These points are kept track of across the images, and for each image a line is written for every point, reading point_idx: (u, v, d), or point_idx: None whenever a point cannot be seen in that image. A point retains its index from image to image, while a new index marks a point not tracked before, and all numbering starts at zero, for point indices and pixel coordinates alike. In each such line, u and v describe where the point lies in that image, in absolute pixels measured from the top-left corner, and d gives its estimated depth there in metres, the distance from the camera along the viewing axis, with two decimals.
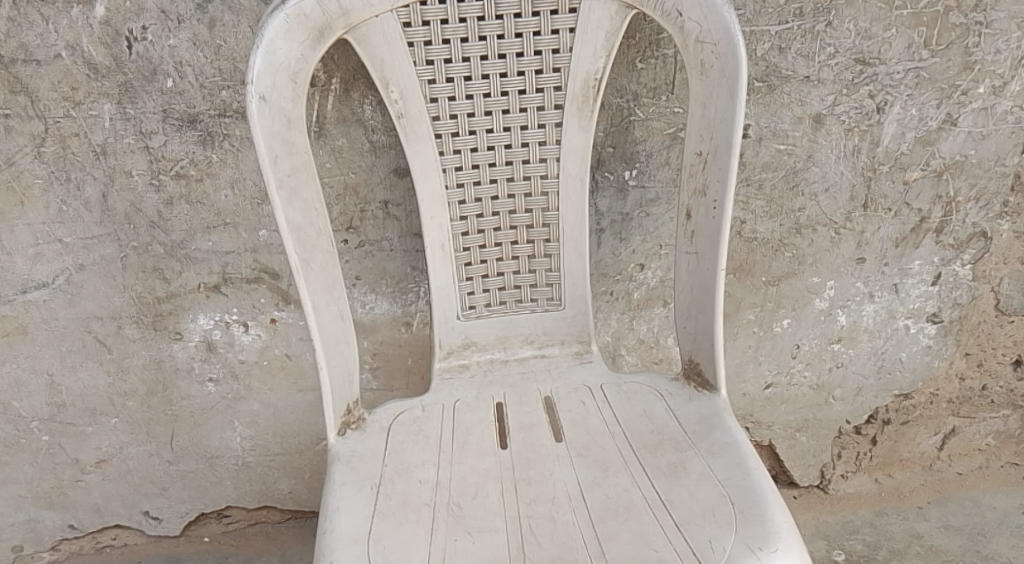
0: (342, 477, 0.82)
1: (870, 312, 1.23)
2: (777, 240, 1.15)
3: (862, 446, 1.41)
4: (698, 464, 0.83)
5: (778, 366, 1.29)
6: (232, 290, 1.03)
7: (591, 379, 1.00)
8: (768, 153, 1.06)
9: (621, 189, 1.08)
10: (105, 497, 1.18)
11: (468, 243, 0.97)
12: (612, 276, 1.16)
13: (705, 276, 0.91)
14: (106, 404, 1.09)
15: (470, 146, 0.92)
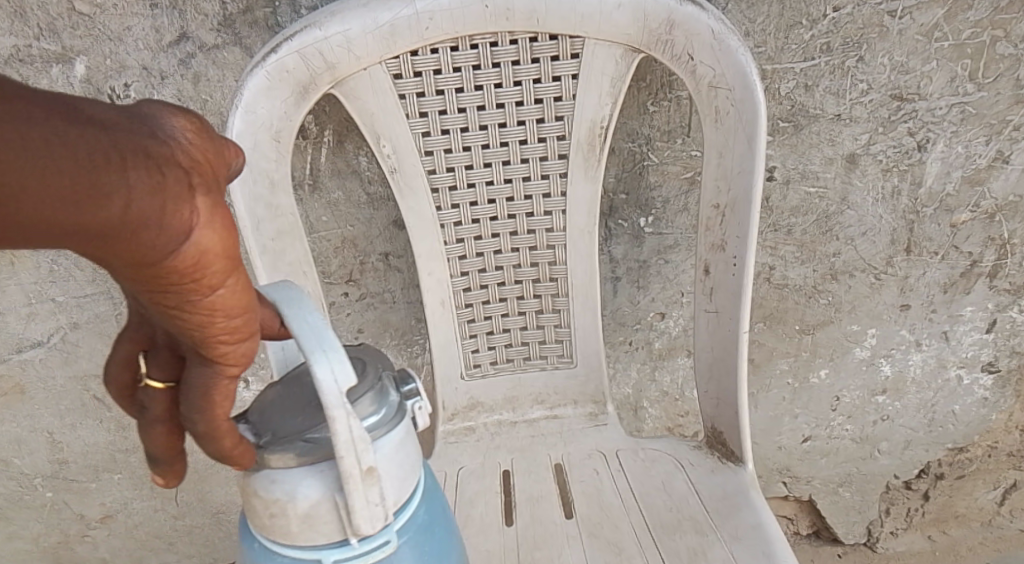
0: None
1: (918, 360, 1.13)
2: (809, 286, 1.07)
3: (912, 502, 1.30)
4: (720, 552, 0.76)
5: (816, 418, 1.20)
6: None
7: (605, 443, 0.93)
8: (796, 197, 0.98)
9: (637, 235, 1.01)
10: (112, 551, 1.16)
11: (471, 299, 0.92)
12: (631, 325, 1.09)
13: (725, 337, 0.84)
14: (108, 461, 1.05)
15: (470, 199, 0.86)
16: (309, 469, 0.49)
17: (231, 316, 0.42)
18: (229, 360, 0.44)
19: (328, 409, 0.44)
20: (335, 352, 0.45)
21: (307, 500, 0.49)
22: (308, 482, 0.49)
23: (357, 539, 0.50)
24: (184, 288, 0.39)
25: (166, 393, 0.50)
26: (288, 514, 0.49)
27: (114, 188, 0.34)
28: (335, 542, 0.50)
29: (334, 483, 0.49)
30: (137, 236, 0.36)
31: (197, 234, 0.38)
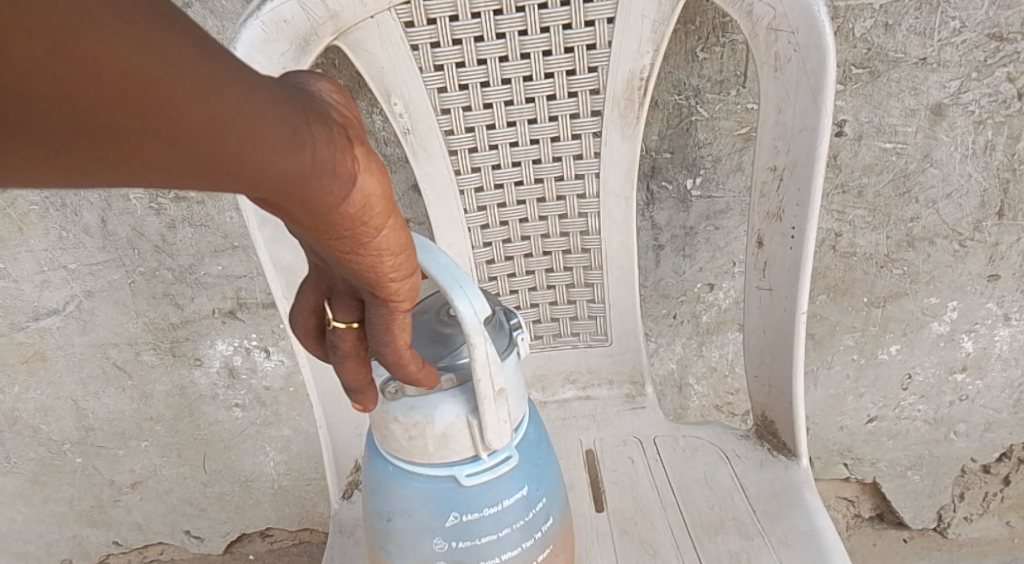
0: (340, 557, 0.71)
1: (1005, 337, 1.02)
2: (882, 255, 0.95)
3: (990, 486, 1.18)
4: (766, 559, 0.68)
5: (883, 398, 1.09)
6: (249, 314, 0.96)
7: (641, 428, 0.86)
8: (869, 154, 0.86)
9: (682, 200, 0.91)
10: (145, 516, 1.15)
11: (495, 271, 0.84)
12: (675, 297, 1.00)
13: (780, 318, 0.74)
14: (133, 428, 1.05)
15: (492, 162, 0.78)
16: (444, 393, 0.49)
17: (398, 254, 0.37)
18: (398, 298, 0.40)
19: (469, 335, 0.45)
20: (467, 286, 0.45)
21: (443, 421, 0.48)
22: (443, 401, 0.48)
23: (489, 452, 0.50)
24: (356, 233, 0.35)
25: (354, 333, 0.47)
26: (423, 437, 0.49)
27: (294, 134, 0.30)
28: (467, 459, 0.50)
29: (469, 404, 0.49)
30: (314, 180, 0.31)
31: (362, 177, 0.33)
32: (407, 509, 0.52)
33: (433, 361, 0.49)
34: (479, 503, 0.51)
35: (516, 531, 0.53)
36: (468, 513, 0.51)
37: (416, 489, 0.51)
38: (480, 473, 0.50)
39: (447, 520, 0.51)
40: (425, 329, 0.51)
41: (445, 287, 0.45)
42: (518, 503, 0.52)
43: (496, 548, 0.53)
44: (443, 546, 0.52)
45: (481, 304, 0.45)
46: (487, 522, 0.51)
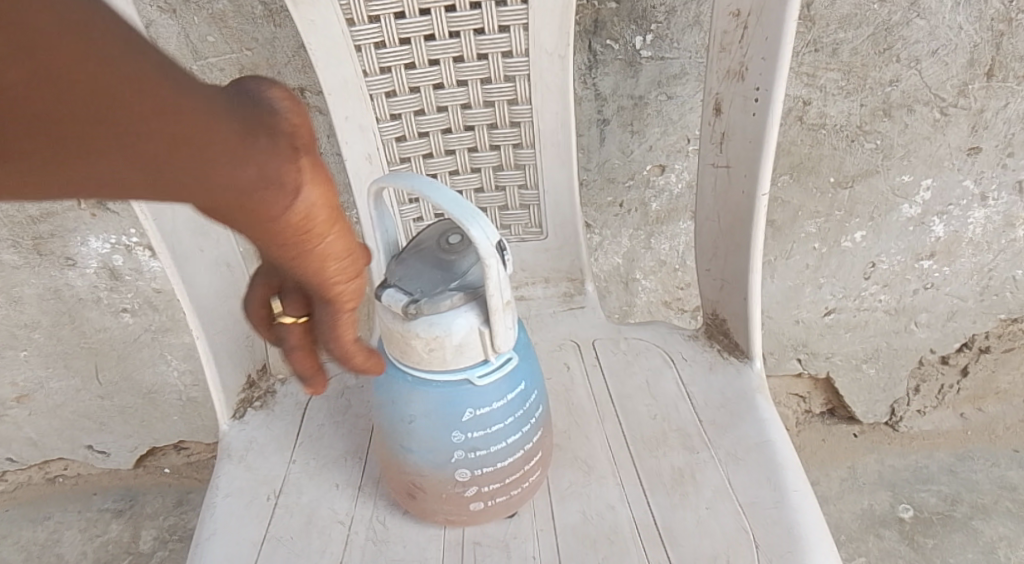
0: (229, 487, 0.62)
1: (979, 219, 0.94)
2: (854, 126, 0.84)
3: (947, 378, 1.14)
4: (712, 475, 0.59)
5: (844, 288, 1.01)
6: (122, 206, 0.82)
7: (580, 331, 0.76)
8: (848, 2, 0.75)
9: (631, 62, 0.77)
10: (38, 432, 1.05)
11: (406, 152, 0.70)
12: (622, 182, 0.88)
13: (737, 201, 0.62)
14: (9, 336, 0.93)
15: (395, 11, 0.63)
16: (458, 306, 0.48)
17: (342, 260, 0.37)
18: (344, 299, 0.39)
19: (486, 262, 0.45)
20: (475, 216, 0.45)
21: (459, 331, 0.48)
22: (456, 312, 0.48)
23: (499, 353, 0.50)
24: (295, 243, 0.34)
25: (301, 327, 0.45)
26: (441, 345, 0.48)
27: (242, 147, 0.29)
28: (477, 363, 0.50)
29: (480, 314, 0.48)
30: (254, 194, 0.30)
31: (307, 189, 0.33)
32: (423, 414, 0.52)
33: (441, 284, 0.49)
34: (493, 400, 0.52)
35: (524, 430, 0.55)
36: (482, 412, 0.51)
37: (432, 394, 0.51)
38: (492, 372, 0.51)
39: (463, 419, 0.51)
40: (425, 254, 0.51)
41: (458, 221, 0.45)
42: (524, 403, 0.54)
43: (507, 445, 0.54)
44: (460, 446, 0.53)
45: (489, 227, 0.46)
46: (500, 420, 0.52)
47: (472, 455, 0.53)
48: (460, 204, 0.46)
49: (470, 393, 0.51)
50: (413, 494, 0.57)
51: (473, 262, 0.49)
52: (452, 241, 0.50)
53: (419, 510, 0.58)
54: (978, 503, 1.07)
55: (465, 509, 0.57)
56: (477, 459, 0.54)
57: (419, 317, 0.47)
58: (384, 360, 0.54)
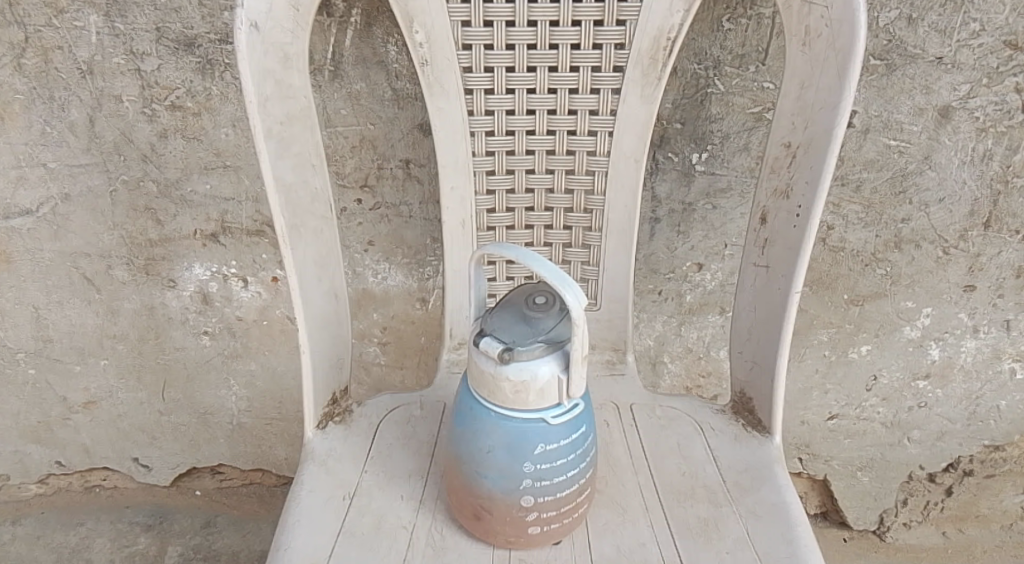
0: (312, 485, 0.72)
1: (971, 348, 1.04)
2: (869, 253, 0.97)
3: (932, 495, 1.21)
4: (734, 527, 0.68)
5: (847, 397, 1.11)
6: (231, 241, 0.95)
7: (620, 394, 0.86)
8: (874, 148, 0.89)
9: (686, 173, 0.91)
10: (93, 439, 1.18)
11: (494, 222, 0.82)
12: (663, 273, 1.00)
13: (774, 296, 0.73)
14: (94, 345, 1.06)
15: (507, 108, 0.76)
16: (543, 355, 0.59)
17: None
18: None
19: (574, 320, 0.56)
20: (568, 281, 0.56)
21: (542, 376, 0.58)
22: (542, 360, 0.59)
23: (571, 397, 0.60)
24: None
25: None
26: (526, 386, 0.59)
27: None
28: (552, 405, 0.60)
29: (559, 363, 0.59)
30: None
31: None
32: (501, 447, 0.61)
33: (529, 335, 0.60)
34: (562, 438, 0.61)
35: (582, 467, 0.64)
36: (551, 448, 0.61)
37: (512, 429, 0.60)
38: (563, 412, 0.61)
39: (534, 454, 0.60)
40: (515, 309, 0.62)
41: (555, 284, 0.56)
42: (584, 443, 0.63)
43: (567, 479, 0.63)
44: (529, 478, 0.61)
45: (580, 294, 0.57)
46: (564, 457, 0.61)
47: (538, 486, 0.62)
48: (557, 274, 0.57)
49: (544, 429, 0.60)
50: (479, 516, 0.65)
51: (556, 321, 0.60)
52: (539, 302, 0.61)
53: (482, 531, 0.66)
54: None
55: (525, 532, 0.64)
56: (540, 490, 0.62)
57: (512, 362, 0.58)
58: (469, 396, 0.64)
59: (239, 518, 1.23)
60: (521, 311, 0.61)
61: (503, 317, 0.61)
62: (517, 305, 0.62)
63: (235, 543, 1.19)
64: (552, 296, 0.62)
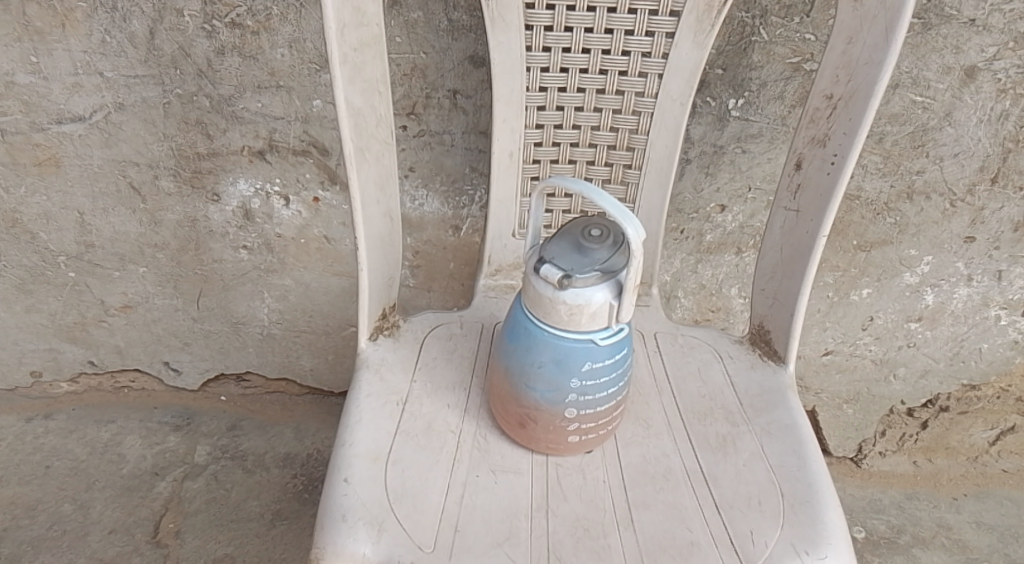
0: (368, 389, 0.78)
1: (963, 295, 1.13)
2: (881, 202, 1.04)
3: (909, 428, 1.32)
4: (750, 441, 0.76)
5: (843, 335, 1.20)
6: (277, 158, 1.00)
7: (645, 323, 0.93)
8: (900, 103, 0.94)
9: (721, 118, 0.95)
10: (126, 342, 1.23)
11: (540, 155, 0.86)
12: (687, 213, 1.05)
13: (801, 237, 0.79)
14: (136, 252, 1.10)
15: (564, 45, 0.80)
16: (599, 284, 0.63)
17: None
18: None
19: (633, 253, 0.60)
20: (629, 216, 0.60)
21: (595, 302, 0.63)
22: (596, 288, 0.63)
23: (620, 321, 0.65)
24: None
25: None
26: (580, 310, 0.64)
27: None
28: (600, 328, 0.66)
29: (612, 292, 0.64)
30: None
31: None
32: (550, 363, 0.67)
33: (587, 264, 0.64)
34: (607, 358, 0.67)
35: (620, 385, 0.70)
36: (596, 366, 0.67)
37: (562, 348, 0.66)
38: (610, 335, 0.66)
39: (580, 371, 0.67)
40: (572, 240, 0.66)
41: (615, 217, 0.60)
42: (625, 364, 0.69)
43: (607, 395, 0.69)
44: (574, 392, 0.68)
45: (638, 228, 0.60)
46: (606, 375, 0.68)
47: (581, 400, 0.69)
48: (618, 207, 0.61)
49: (592, 349, 0.66)
50: (524, 423, 0.72)
51: (611, 252, 0.64)
52: (594, 233, 0.66)
53: (525, 437, 0.73)
54: (919, 535, 1.24)
55: (565, 440, 0.72)
56: (583, 403, 0.69)
57: (569, 288, 0.63)
58: (521, 316, 0.69)
59: (265, 422, 1.30)
60: (578, 241, 0.65)
61: (561, 245, 0.65)
62: (574, 234, 0.66)
63: (261, 445, 1.26)
64: (607, 229, 0.66)
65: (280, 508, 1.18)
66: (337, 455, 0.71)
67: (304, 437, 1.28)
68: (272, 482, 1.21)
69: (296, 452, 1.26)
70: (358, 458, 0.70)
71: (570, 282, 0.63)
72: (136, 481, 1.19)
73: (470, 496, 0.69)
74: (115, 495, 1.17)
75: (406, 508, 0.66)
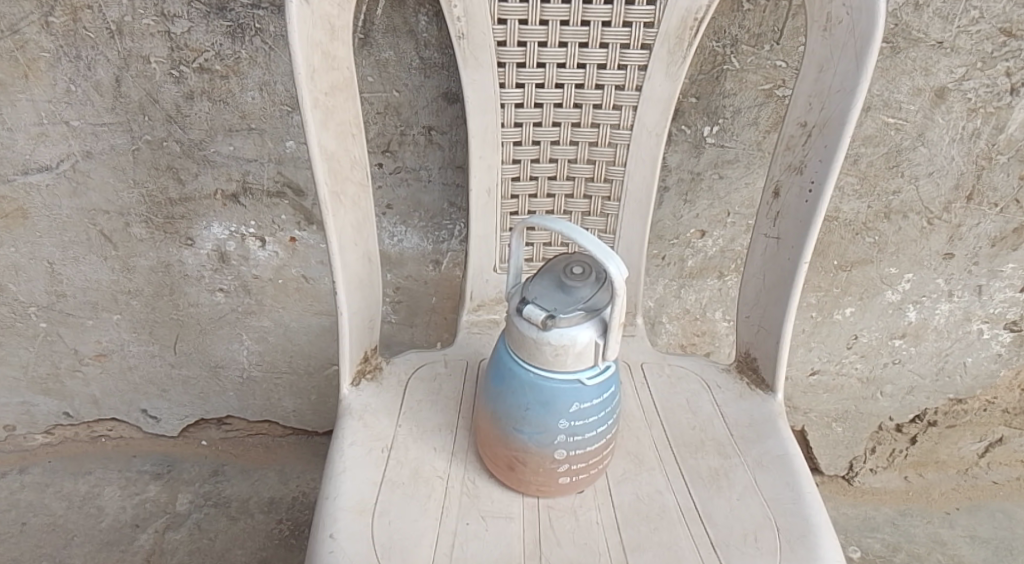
0: (353, 438, 0.76)
1: (945, 311, 1.13)
2: (860, 223, 1.04)
3: (899, 444, 1.31)
4: (743, 474, 0.75)
5: (829, 354, 1.19)
6: (251, 200, 0.99)
7: (631, 355, 0.92)
8: (873, 125, 0.95)
9: (697, 145, 0.95)
10: (101, 391, 1.20)
11: (517, 190, 0.85)
12: (668, 240, 1.05)
13: (783, 264, 0.79)
14: (109, 300, 1.08)
15: (537, 81, 0.79)
16: (583, 323, 0.62)
17: None
18: None
19: (617, 292, 0.59)
20: (611, 255, 0.59)
21: (580, 341, 0.62)
22: (580, 327, 0.62)
23: (607, 359, 0.64)
24: None
25: None
26: (565, 350, 0.62)
27: None
28: (587, 367, 0.64)
29: (597, 330, 0.63)
30: None
31: None
32: (537, 405, 0.65)
33: (571, 304, 0.63)
34: (594, 398, 0.65)
35: (609, 423, 0.69)
36: (584, 406, 0.65)
37: (548, 389, 0.64)
38: (597, 374, 0.65)
39: (568, 412, 0.65)
40: (554, 278, 0.65)
41: (597, 256, 0.59)
42: (613, 401, 0.68)
43: (597, 434, 0.68)
44: (563, 433, 0.66)
45: (621, 266, 0.59)
46: (595, 415, 0.66)
47: (570, 441, 0.67)
48: (601, 245, 0.60)
49: (579, 389, 0.64)
50: (513, 467, 0.70)
51: (593, 290, 0.63)
52: (576, 271, 0.64)
53: (515, 480, 0.71)
54: (915, 552, 1.23)
55: (555, 482, 0.70)
56: (572, 444, 0.67)
57: (553, 328, 0.62)
58: (506, 357, 0.68)
59: (247, 466, 1.27)
60: (560, 279, 0.64)
61: (543, 284, 0.64)
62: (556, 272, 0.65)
63: (244, 491, 1.23)
64: (588, 266, 0.65)
65: (266, 556, 1.14)
66: (322, 510, 0.69)
67: (289, 480, 1.25)
68: (257, 529, 1.18)
69: (281, 496, 1.23)
70: (343, 512, 0.68)
71: (554, 322, 0.62)
72: (115, 535, 1.16)
73: (460, 546, 0.67)
74: (94, 551, 1.13)
75: None
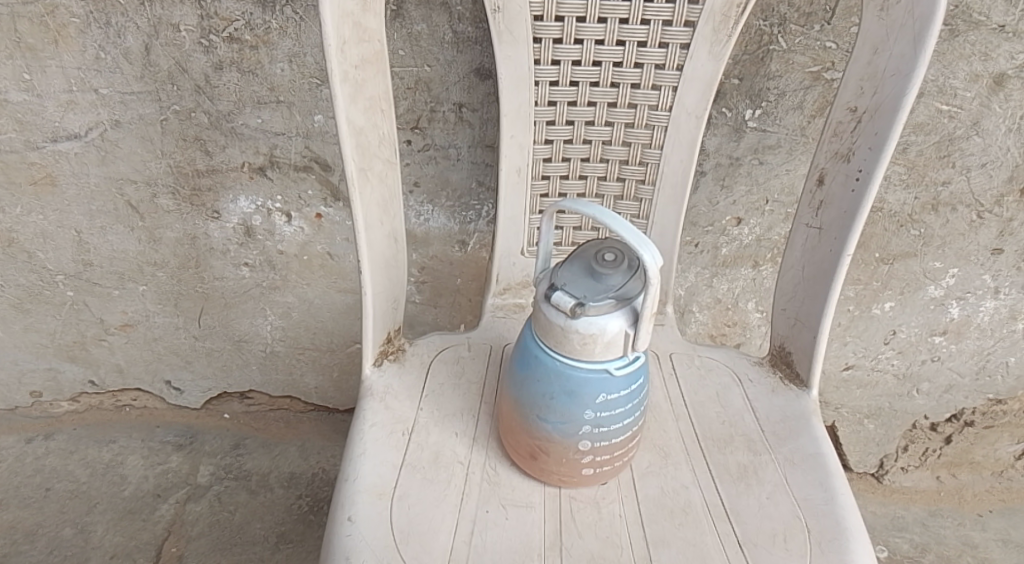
0: (374, 419, 0.75)
1: (990, 308, 1.09)
2: (905, 214, 1.00)
3: (932, 443, 1.27)
4: (773, 472, 0.72)
5: (864, 349, 1.15)
6: (278, 174, 0.97)
7: (660, 344, 0.90)
8: (924, 113, 0.90)
9: (737, 129, 0.92)
10: (127, 360, 1.21)
11: (549, 171, 0.83)
12: (702, 226, 1.01)
13: (825, 257, 0.75)
14: (135, 271, 1.08)
15: (574, 58, 0.76)
16: (613, 312, 0.60)
17: None
18: None
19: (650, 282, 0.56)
20: (646, 244, 0.56)
21: (609, 331, 0.60)
22: (611, 316, 0.60)
23: (636, 350, 0.62)
24: None
25: None
26: (593, 340, 0.60)
27: None
28: (615, 357, 0.62)
29: (628, 320, 0.60)
30: None
31: None
32: (562, 394, 0.63)
33: (601, 292, 0.60)
34: (622, 389, 0.63)
35: (636, 415, 0.67)
36: (611, 397, 0.63)
37: (575, 379, 0.62)
38: (626, 365, 0.63)
39: (594, 402, 0.63)
40: (584, 265, 0.62)
41: (631, 242, 0.56)
42: (641, 393, 0.65)
43: (623, 426, 0.66)
44: (588, 424, 0.64)
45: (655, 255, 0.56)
46: (622, 406, 0.64)
47: (595, 432, 0.65)
48: (636, 231, 0.57)
49: (607, 380, 0.62)
50: (536, 456, 0.68)
51: (625, 278, 0.60)
52: (607, 257, 0.62)
53: (537, 469, 0.69)
54: (944, 554, 1.20)
55: (578, 473, 0.68)
56: (598, 435, 0.65)
57: (581, 317, 0.59)
58: (532, 343, 0.66)
59: (269, 440, 1.27)
60: (591, 266, 0.61)
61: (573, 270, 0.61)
62: (587, 259, 0.62)
63: (265, 464, 1.24)
64: (620, 252, 0.62)
65: (285, 531, 1.15)
66: (341, 491, 0.68)
67: (310, 455, 1.26)
68: (277, 503, 1.18)
69: (301, 471, 1.23)
70: (362, 494, 0.67)
71: (584, 310, 0.59)
72: (137, 503, 1.17)
73: (480, 534, 0.65)
74: (116, 518, 1.15)
75: (413, 549, 0.63)
